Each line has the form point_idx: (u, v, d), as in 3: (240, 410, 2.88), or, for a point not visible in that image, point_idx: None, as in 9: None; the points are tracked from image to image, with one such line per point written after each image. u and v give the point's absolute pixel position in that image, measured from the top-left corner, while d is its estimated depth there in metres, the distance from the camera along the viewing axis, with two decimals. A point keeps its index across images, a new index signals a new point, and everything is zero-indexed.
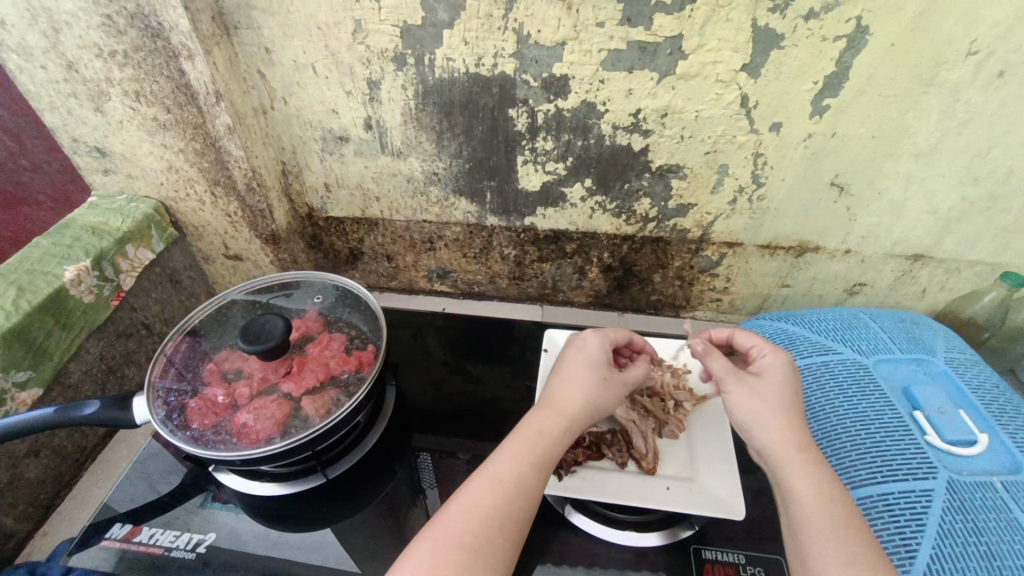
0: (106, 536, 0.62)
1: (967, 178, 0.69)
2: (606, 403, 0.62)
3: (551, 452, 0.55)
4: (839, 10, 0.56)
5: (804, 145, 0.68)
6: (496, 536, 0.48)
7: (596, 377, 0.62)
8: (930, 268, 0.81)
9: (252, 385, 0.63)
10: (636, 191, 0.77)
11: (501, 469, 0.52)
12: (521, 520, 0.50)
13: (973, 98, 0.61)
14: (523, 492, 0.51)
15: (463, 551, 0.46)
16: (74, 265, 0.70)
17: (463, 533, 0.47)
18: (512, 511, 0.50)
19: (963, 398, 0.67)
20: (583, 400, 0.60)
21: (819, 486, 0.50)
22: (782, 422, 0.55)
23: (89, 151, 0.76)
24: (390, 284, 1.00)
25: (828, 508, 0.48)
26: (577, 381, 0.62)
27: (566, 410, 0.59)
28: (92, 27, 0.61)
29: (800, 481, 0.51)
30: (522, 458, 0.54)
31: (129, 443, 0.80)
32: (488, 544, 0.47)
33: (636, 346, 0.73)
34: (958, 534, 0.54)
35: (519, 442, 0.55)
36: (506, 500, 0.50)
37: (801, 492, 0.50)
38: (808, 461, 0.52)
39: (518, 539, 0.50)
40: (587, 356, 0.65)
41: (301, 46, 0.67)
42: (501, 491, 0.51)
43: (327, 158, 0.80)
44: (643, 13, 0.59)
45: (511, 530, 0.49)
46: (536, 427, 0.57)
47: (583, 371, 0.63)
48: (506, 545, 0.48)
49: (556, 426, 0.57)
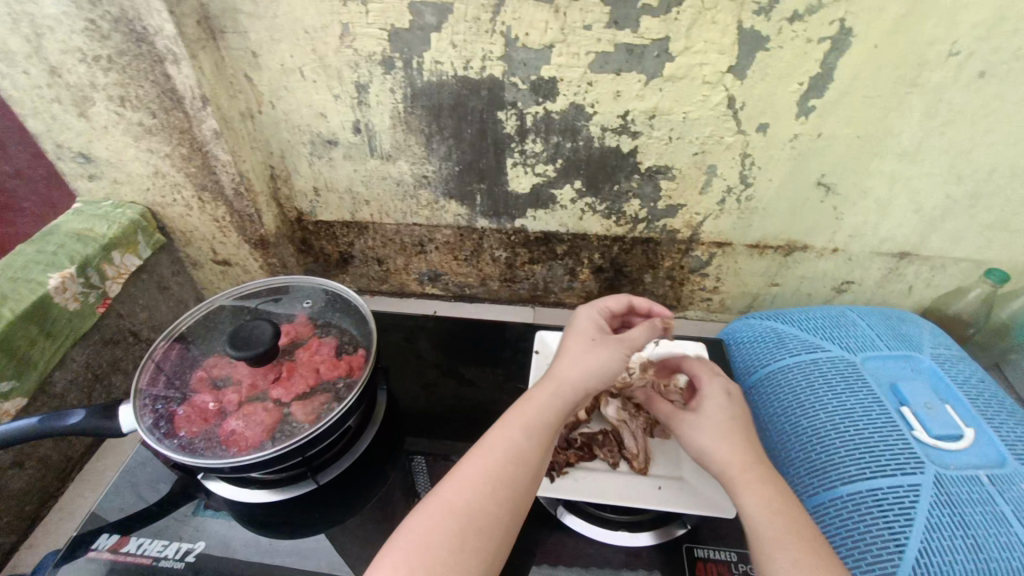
0: (93, 547, 0.61)
1: (950, 177, 0.70)
2: (604, 363, 0.59)
3: (545, 416, 0.55)
4: (823, 12, 0.57)
5: (790, 145, 0.69)
6: (490, 503, 0.49)
7: (585, 343, 0.61)
8: (916, 266, 0.82)
9: (240, 391, 0.62)
10: (626, 192, 0.77)
11: (493, 439, 0.53)
12: (516, 486, 0.51)
13: (955, 97, 0.62)
14: (515, 458, 0.52)
15: (455, 516, 0.47)
16: (58, 272, 0.69)
17: (456, 500, 0.49)
18: (506, 475, 0.51)
19: (949, 393, 0.67)
20: (573, 367, 0.59)
21: (767, 501, 0.51)
22: (726, 445, 0.56)
23: (73, 157, 0.75)
24: (381, 288, 1.00)
25: (775, 520, 0.49)
26: (568, 352, 0.61)
27: (558, 377, 0.58)
28: (75, 32, 0.60)
29: (747, 498, 0.51)
30: (514, 425, 0.55)
31: (117, 452, 0.78)
32: (480, 511, 0.48)
33: (642, 310, 0.71)
34: (946, 528, 0.55)
35: (515, 412, 0.56)
36: (500, 464, 0.51)
37: (752, 509, 0.51)
38: (756, 478, 0.53)
39: (514, 506, 0.50)
40: (578, 329, 0.64)
41: (288, 50, 0.67)
42: (493, 458, 0.52)
43: (315, 162, 0.80)
44: (630, 16, 0.59)
45: (503, 498, 0.50)
46: (528, 396, 0.58)
47: (574, 341, 0.62)
48: (499, 513, 0.49)
49: (545, 392, 0.57)
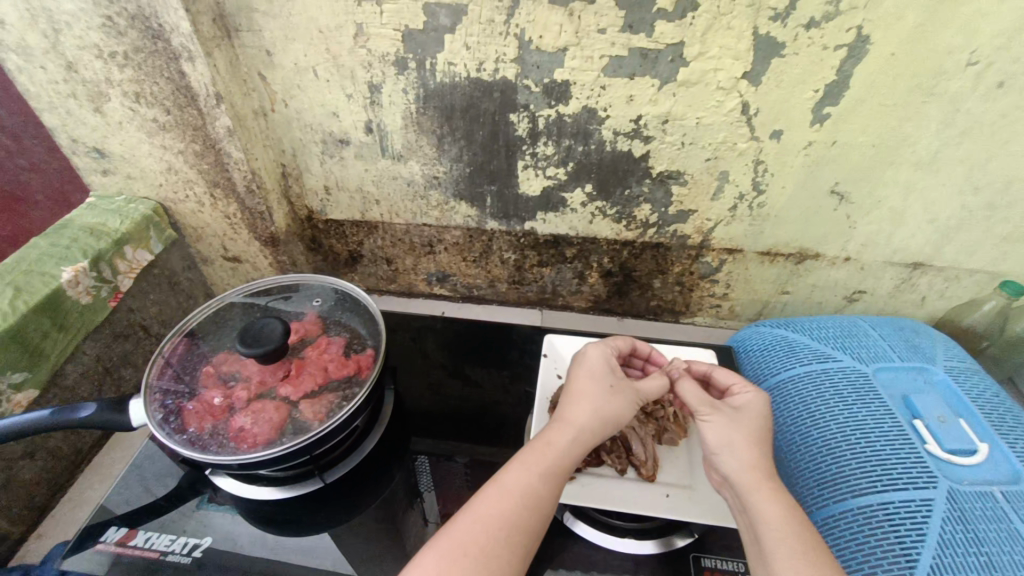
0: (101, 539, 0.61)
1: (967, 188, 0.69)
2: (618, 414, 0.59)
3: (562, 464, 0.54)
4: (840, 19, 0.56)
5: (804, 152, 0.68)
6: (504, 547, 0.47)
7: (603, 389, 0.60)
8: (929, 276, 0.81)
9: (249, 388, 0.62)
10: (637, 197, 0.77)
11: (509, 482, 0.51)
12: (529, 531, 0.49)
13: (974, 107, 0.61)
14: (531, 504, 0.50)
15: (471, 560, 0.46)
16: (71, 266, 0.69)
17: (469, 542, 0.47)
18: (521, 522, 0.49)
19: (962, 407, 0.66)
20: (591, 414, 0.58)
21: (786, 508, 0.50)
22: (750, 453, 0.54)
23: (88, 152, 0.76)
24: (389, 288, 1.00)
25: (802, 531, 0.48)
26: (585, 395, 0.60)
27: (575, 422, 0.57)
28: (92, 28, 0.61)
29: (765, 505, 0.50)
30: (532, 470, 0.53)
31: (125, 446, 0.79)
32: (495, 556, 0.47)
33: (641, 354, 0.72)
34: (958, 545, 0.54)
35: (529, 454, 0.54)
36: (514, 508, 0.50)
37: (770, 516, 0.49)
38: (778, 487, 0.52)
39: (526, 553, 0.49)
40: (590, 367, 0.63)
41: (302, 50, 0.67)
42: (510, 502, 0.50)
43: (327, 161, 0.80)
44: (644, 20, 0.59)
45: (520, 545, 0.48)
46: (546, 439, 0.56)
47: (588, 382, 0.61)
48: (512, 557, 0.47)
49: (564, 439, 0.56)
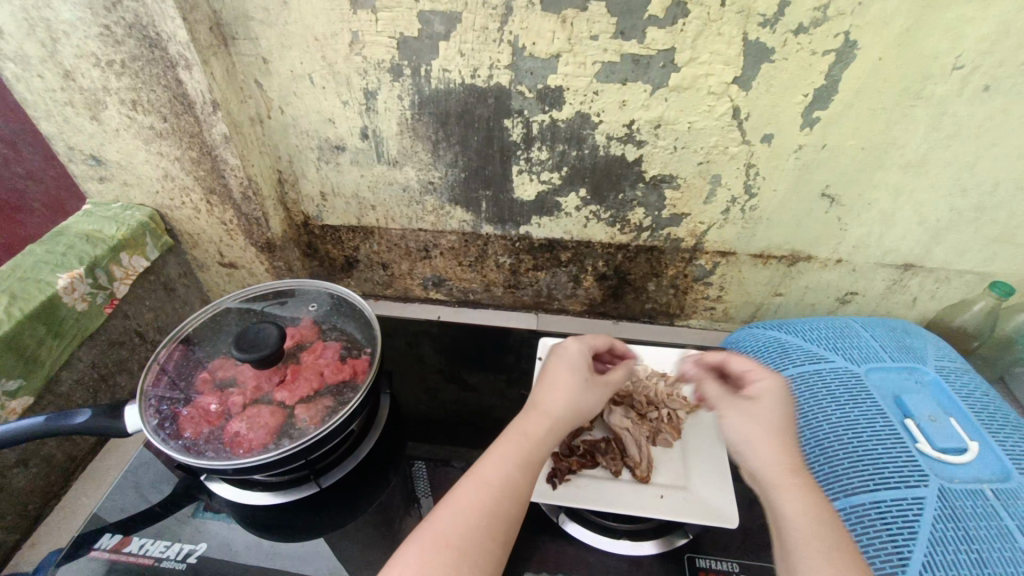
0: (94, 547, 0.61)
1: (955, 189, 0.70)
2: (588, 406, 0.61)
3: (537, 451, 0.55)
4: (828, 25, 0.57)
5: (794, 156, 0.69)
6: (484, 536, 0.47)
7: (578, 380, 0.61)
8: (920, 277, 0.82)
9: (245, 393, 0.62)
10: (630, 201, 0.78)
11: (489, 471, 0.51)
12: (509, 520, 0.49)
13: (959, 110, 0.63)
14: (510, 492, 0.50)
15: (453, 550, 0.46)
16: (67, 273, 0.69)
17: (450, 532, 0.47)
18: (499, 510, 0.49)
19: (953, 406, 0.67)
20: (565, 403, 0.59)
21: (809, 508, 0.49)
22: (770, 448, 0.54)
23: (85, 160, 0.76)
24: (385, 293, 1.00)
25: (823, 528, 0.48)
26: (561, 385, 0.60)
27: (549, 410, 0.58)
28: (89, 37, 0.61)
29: (787, 500, 0.50)
30: (510, 459, 0.53)
31: (120, 452, 0.79)
32: (477, 544, 0.47)
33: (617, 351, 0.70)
34: (950, 542, 0.54)
35: (506, 444, 0.54)
36: (494, 498, 0.50)
37: (793, 513, 0.49)
38: (802, 484, 0.51)
39: (506, 541, 0.49)
40: (568, 359, 0.64)
41: (298, 57, 0.68)
42: (489, 491, 0.50)
43: (323, 167, 0.81)
44: (636, 27, 0.60)
45: (499, 532, 0.48)
46: (521, 429, 0.56)
47: (564, 374, 0.62)
48: (493, 546, 0.47)
49: (542, 429, 0.56)
